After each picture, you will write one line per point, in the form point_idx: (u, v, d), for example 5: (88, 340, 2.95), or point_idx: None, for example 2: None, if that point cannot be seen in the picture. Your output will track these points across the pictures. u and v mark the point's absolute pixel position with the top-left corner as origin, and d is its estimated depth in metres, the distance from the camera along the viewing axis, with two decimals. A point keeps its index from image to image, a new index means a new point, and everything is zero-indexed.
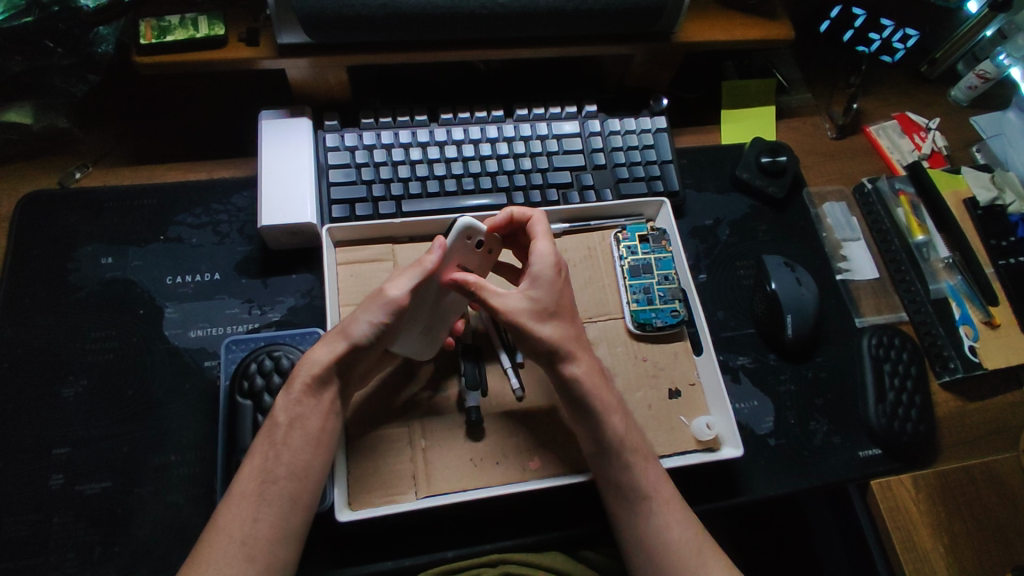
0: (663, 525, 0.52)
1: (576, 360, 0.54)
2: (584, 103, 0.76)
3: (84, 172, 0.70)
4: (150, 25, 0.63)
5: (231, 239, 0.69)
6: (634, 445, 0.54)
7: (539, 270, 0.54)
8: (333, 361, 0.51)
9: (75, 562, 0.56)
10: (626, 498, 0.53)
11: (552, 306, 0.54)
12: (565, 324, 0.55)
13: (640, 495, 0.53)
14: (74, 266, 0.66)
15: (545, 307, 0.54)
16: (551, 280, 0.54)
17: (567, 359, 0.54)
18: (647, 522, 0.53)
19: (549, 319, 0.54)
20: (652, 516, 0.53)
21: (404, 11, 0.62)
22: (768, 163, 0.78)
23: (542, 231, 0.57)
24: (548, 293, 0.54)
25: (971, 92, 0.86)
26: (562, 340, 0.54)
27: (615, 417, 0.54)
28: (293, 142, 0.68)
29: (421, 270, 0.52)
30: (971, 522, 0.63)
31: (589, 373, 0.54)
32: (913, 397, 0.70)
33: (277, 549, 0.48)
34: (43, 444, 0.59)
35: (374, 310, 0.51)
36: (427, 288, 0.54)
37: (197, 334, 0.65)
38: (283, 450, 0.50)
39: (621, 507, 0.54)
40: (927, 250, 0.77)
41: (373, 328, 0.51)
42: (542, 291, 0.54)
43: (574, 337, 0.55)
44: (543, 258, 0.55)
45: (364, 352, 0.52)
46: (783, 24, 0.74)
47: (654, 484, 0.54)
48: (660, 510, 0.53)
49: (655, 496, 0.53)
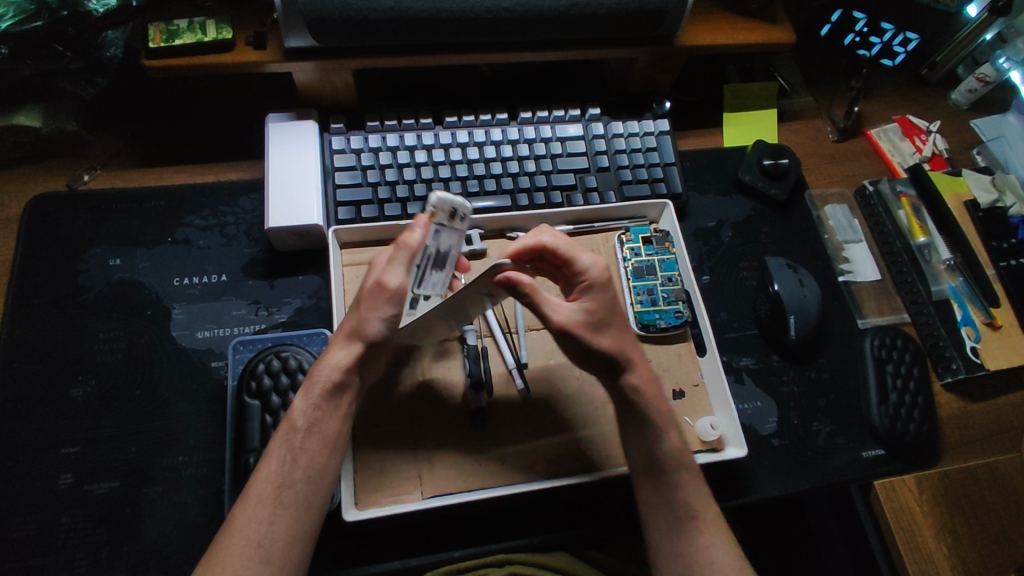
0: (700, 543, 0.53)
1: (633, 369, 0.56)
2: (586, 106, 0.77)
3: (92, 174, 0.71)
4: (159, 29, 0.63)
5: (238, 241, 0.70)
6: (687, 459, 0.56)
7: (594, 277, 0.56)
8: (353, 363, 0.52)
9: (84, 562, 0.56)
10: (672, 516, 0.54)
11: (603, 315, 0.56)
12: (620, 335, 0.57)
13: (684, 513, 0.54)
14: (82, 267, 0.67)
15: (599, 317, 0.55)
16: (604, 290, 0.56)
17: (625, 368, 0.56)
18: (689, 542, 0.53)
19: (608, 330, 0.56)
20: (697, 534, 0.53)
21: (410, 14, 0.62)
22: (770, 165, 0.78)
23: (569, 245, 0.57)
24: (600, 303, 0.56)
25: (971, 95, 0.87)
26: (620, 350, 0.56)
27: (670, 420, 0.56)
28: (299, 144, 0.68)
29: (408, 251, 0.52)
30: (974, 523, 0.64)
31: (645, 383, 0.56)
32: (916, 398, 0.71)
33: (292, 552, 0.48)
34: (52, 444, 0.60)
35: (382, 306, 0.52)
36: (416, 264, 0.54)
37: (204, 334, 0.66)
38: (301, 454, 0.50)
39: (664, 526, 0.54)
40: (928, 252, 0.77)
41: (386, 324, 0.52)
42: (598, 301, 0.56)
43: (628, 346, 0.57)
44: (594, 271, 0.56)
45: (378, 352, 0.53)
46: (786, 28, 0.75)
47: (699, 504, 0.54)
48: (707, 529, 0.54)
49: (702, 515, 0.54)
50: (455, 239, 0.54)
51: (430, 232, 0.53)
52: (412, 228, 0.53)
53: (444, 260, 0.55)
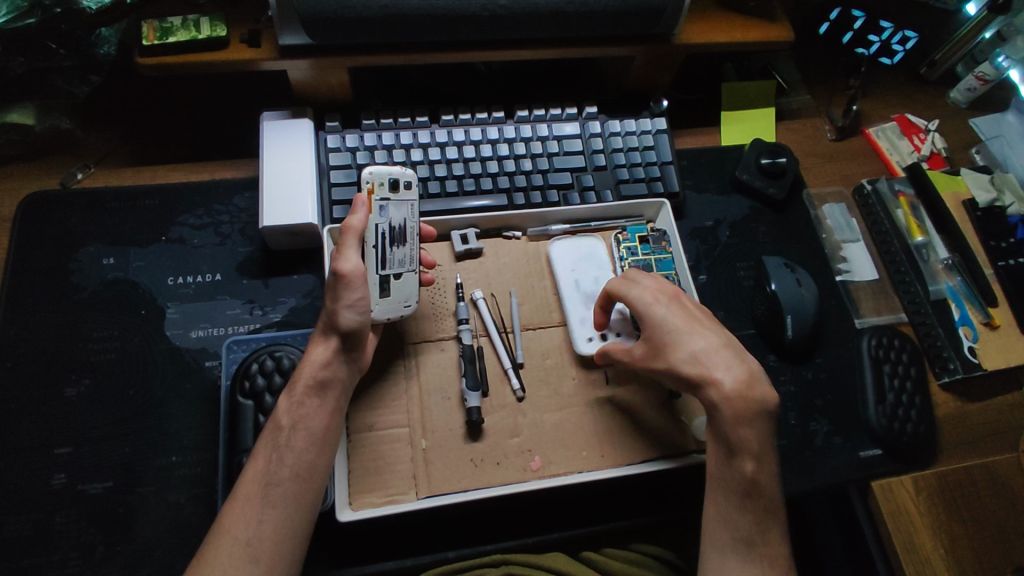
0: (750, 567, 0.52)
1: (711, 385, 0.53)
2: (583, 104, 0.76)
3: (86, 172, 0.70)
4: (152, 26, 0.63)
5: (233, 240, 0.69)
6: (755, 482, 0.53)
7: (639, 309, 0.58)
8: (333, 354, 0.54)
9: (77, 561, 0.56)
10: (729, 536, 0.52)
11: (660, 341, 0.56)
12: (694, 350, 0.55)
13: (743, 535, 0.52)
14: (76, 266, 0.66)
15: (658, 344, 0.56)
16: (654, 316, 0.57)
17: (704, 384, 0.54)
18: (741, 564, 0.52)
19: (670, 349, 0.56)
20: (743, 556, 0.52)
21: (406, 12, 0.62)
22: (768, 164, 0.78)
23: (624, 281, 0.60)
24: (656, 332, 0.57)
25: (971, 94, 0.86)
26: (692, 368, 0.54)
27: (747, 424, 0.53)
28: (293, 142, 0.68)
29: (355, 234, 0.55)
30: (971, 523, 0.63)
31: (729, 399, 0.53)
32: (913, 398, 0.70)
33: (281, 551, 0.48)
34: (45, 444, 0.59)
35: (346, 294, 0.53)
36: (369, 243, 0.57)
37: (199, 334, 0.65)
38: (287, 453, 0.51)
39: (722, 545, 0.53)
40: (926, 252, 0.77)
41: (354, 309, 0.53)
42: (652, 330, 0.57)
43: (708, 361, 0.54)
44: (640, 301, 0.58)
45: (359, 338, 0.55)
46: (784, 26, 0.74)
47: (759, 528, 0.53)
48: (755, 555, 0.52)
49: (759, 540, 0.52)
50: (405, 210, 0.59)
51: (374, 208, 0.58)
52: (353, 212, 0.55)
53: (401, 235, 0.59)
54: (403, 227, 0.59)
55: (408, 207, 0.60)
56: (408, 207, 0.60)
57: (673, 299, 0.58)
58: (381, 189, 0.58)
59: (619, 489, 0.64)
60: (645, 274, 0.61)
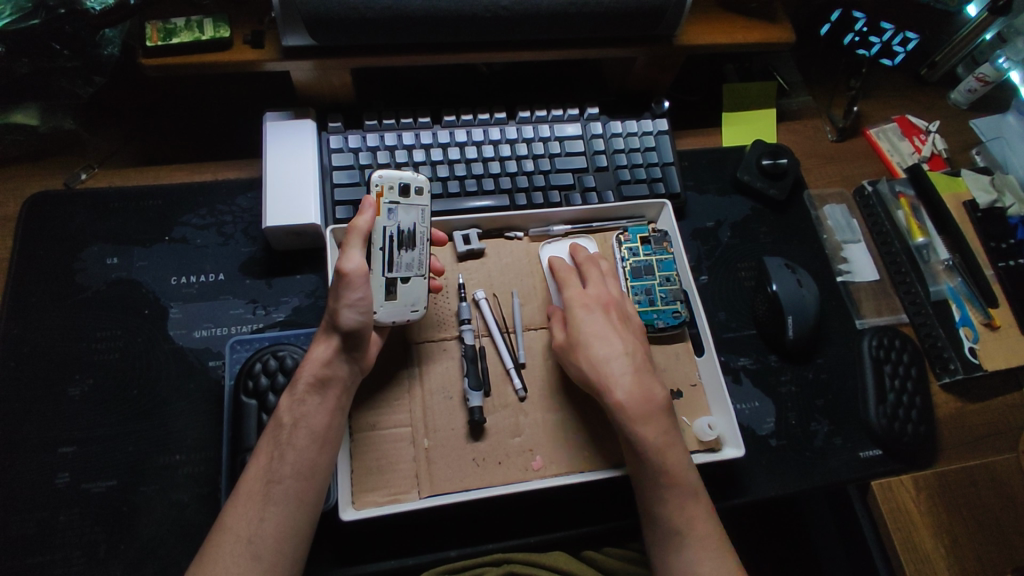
0: (691, 559, 0.52)
1: (610, 388, 0.56)
2: (585, 105, 0.77)
3: (90, 173, 0.71)
4: (156, 27, 0.63)
5: (236, 240, 0.70)
6: (674, 478, 0.54)
7: (569, 305, 0.61)
8: (333, 353, 0.54)
9: (81, 560, 0.56)
10: (659, 528, 0.54)
11: (577, 337, 0.59)
12: (604, 353, 0.58)
13: (672, 528, 0.53)
14: (80, 265, 0.67)
15: (575, 339, 0.59)
16: (576, 313, 0.60)
17: (604, 387, 0.56)
18: (677, 556, 0.53)
19: (581, 348, 0.58)
20: (681, 549, 0.53)
21: (408, 13, 0.62)
22: (768, 165, 0.78)
23: (565, 276, 0.64)
24: (576, 326, 0.60)
25: (971, 95, 0.87)
26: (597, 368, 0.57)
27: (645, 425, 0.54)
28: (296, 143, 0.68)
29: (359, 234, 0.56)
30: (971, 524, 0.64)
31: (627, 401, 0.55)
32: (913, 398, 0.71)
33: (283, 548, 0.48)
34: (49, 443, 0.60)
35: (345, 293, 0.53)
36: (376, 244, 0.58)
37: (202, 333, 0.65)
38: (288, 450, 0.51)
39: (654, 536, 0.54)
40: (927, 252, 0.77)
41: (354, 309, 0.54)
42: (572, 324, 0.60)
43: (613, 364, 0.57)
44: (572, 297, 0.61)
45: (359, 338, 0.55)
46: (785, 28, 0.75)
47: (691, 520, 0.54)
48: (692, 546, 0.53)
49: (689, 532, 0.53)
50: (414, 214, 0.60)
51: (382, 211, 0.58)
52: (360, 212, 0.57)
53: (410, 239, 0.59)
54: (412, 231, 0.59)
55: (419, 211, 0.60)
56: (418, 212, 0.60)
57: (602, 305, 0.61)
58: (391, 192, 0.59)
59: (620, 488, 0.64)
60: (595, 276, 0.64)
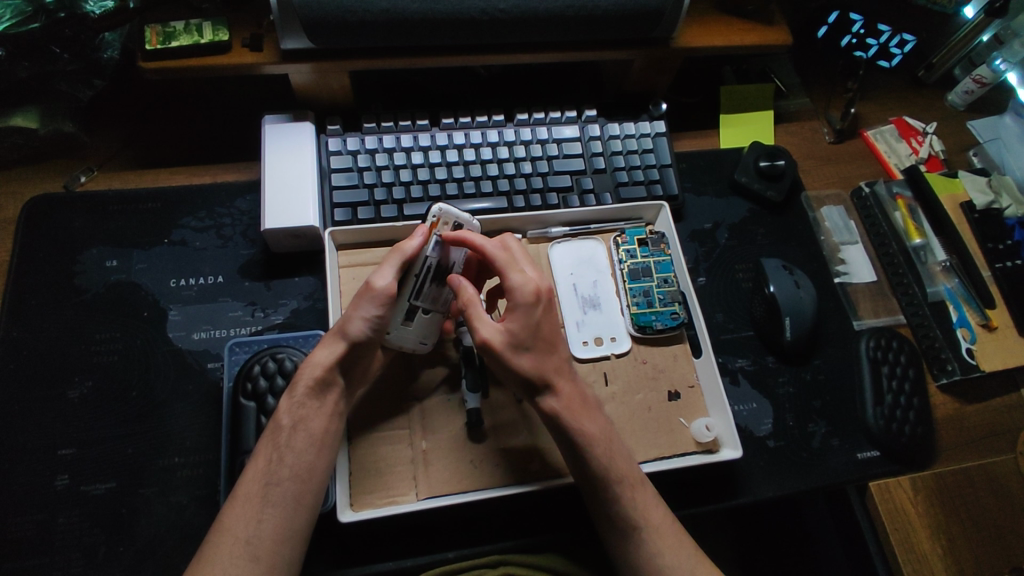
0: (651, 548, 0.52)
1: (554, 392, 0.54)
2: (582, 107, 0.77)
3: (89, 176, 0.71)
4: (155, 31, 0.64)
5: (235, 243, 0.70)
6: (620, 475, 0.53)
7: (520, 300, 0.53)
8: (336, 360, 0.53)
9: (80, 562, 0.57)
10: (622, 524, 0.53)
11: (527, 338, 0.53)
12: (543, 355, 0.54)
13: (630, 523, 0.53)
14: (79, 268, 0.67)
15: (523, 340, 0.53)
16: (529, 311, 0.53)
17: (545, 391, 0.54)
18: (636, 546, 0.53)
19: (528, 349, 0.53)
20: (641, 543, 0.53)
21: (406, 16, 0.62)
22: (766, 167, 0.78)
23: (506, 261, 0.55)
24: (525, 327, 0.53)
25: (969, 96, 0.87)
26: (540, 372, 0.54)
27: (588, 422, 0.54)
28: (295, 146, 0.68)
29: (402, 256, 0.55)
30: (968, 524, 0.64)
31: (567, 406, 0.54)
32: (911, 399, 0.71)
33: (281, 550, 0.48)
34: (49, 445, 0.60)
35: (368, 306, 0.53)
36: (415, 273, 0.56)
37: (201, 335, 0.66)
38: (287, 453, 0.51)
39: (611, 533, 0.54)
40: (923, 253, 0.77)
41: (368, 323, 0.53)
42: (519, 323, 0.53)
43: (553, 367, 0.54)
44: (522, 290, 0.53)
45: (365, 349, 0.55)
46: (781, 30, 0.75)
47: (644, 510, 0.54)
48: (653, 537, 0.53)
49: (643, 523, 0.53)
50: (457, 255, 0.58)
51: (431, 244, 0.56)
52: (410, 236, 0.56)
53: (446, 275, 0.58)
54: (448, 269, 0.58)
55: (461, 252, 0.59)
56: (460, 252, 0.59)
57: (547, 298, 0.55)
58: (444, 227, 0.57)
59: None
60: (533, 263, 0.57)
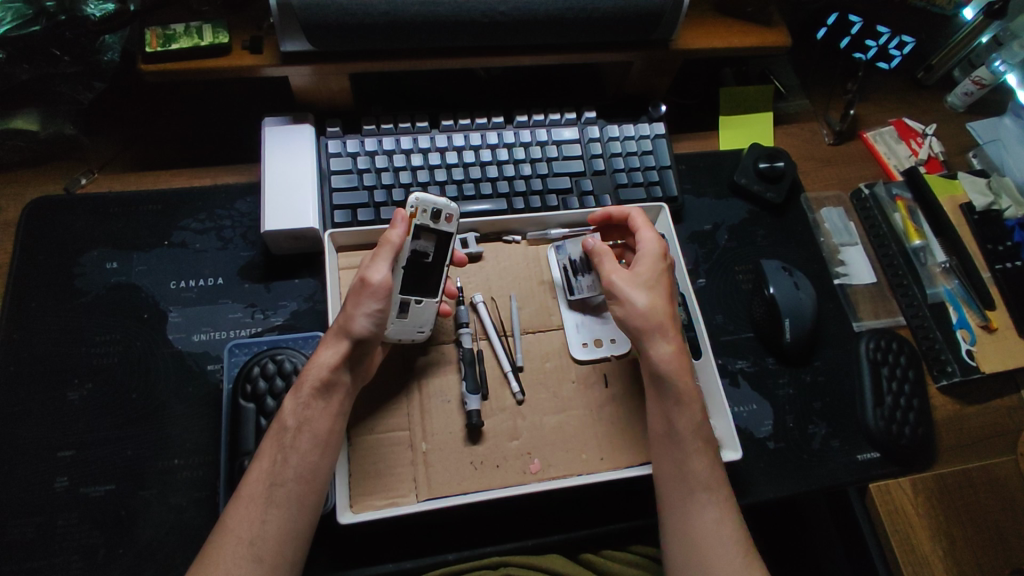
0: (718, 517, 0.53)
1: (666, 337, 0.56)
2: (582, 109, 0.77)
3: (89, 178, 0.71)
4: (156, 34, 0.64)
5: (235, 245, 0.70)
6: (703, 434, 0.55)
7: (648, 249, 0.61)
8: (342, 360, 0.54)
9: (79, 564, 0.57)
10: (687, 485, 0.53)
11: (651, 281, 0.59)
12: (665, 302, 0.59)
13: (701, 484, 0.53)
14: (79, 270, 0.67)
15: (649, 281, 0.59)
16: (655, 260, 0.61)
17: (659, 334, 0.57)
18: (701, 513, 0.53)
19: (646, 288, 0.59)
20: (706, 506, 0.53)
21: (407, 19, 0.63)
22: (766, 169, 0.78)
23: (643, 222, 0.64)
24: (651, 271, 0.60)
25: (967, 98, 0.87)
26: (658, 314, 0.58)
27: (687, 378, 0.56)
28: (294, 148, 0.68)
29: (391, 248, 0.56)
30: (969, 525, 0.64)
31: (676, 355, 0.56)
32: (911, 401, 0.71)
33: (284, 549, 0.49)
34: (49, 447, 0.60)
35: (366, 302, 0.54)
36: (399, 263, 0.57)
37: (200, 337, 0.66)
38: (291, 454, 0.51)
39: (681, 493, 0.53)
40: (923, 255, 0.78)
41: (371, 319, 0.54)
42: (646, 266, 0.60)
43: (670, 315, 0.58)
44: (649, 242, 0.62)
45: (367, 346, 0.55)
46: (781, 32, 0.75)
47: (715, 478, 0.54)
48: (715, 504, 0.53)
49: (713, 487, 0.54)
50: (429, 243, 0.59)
51: (411, 232, 0.58)
52: (392, 225, 0.57)
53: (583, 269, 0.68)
54: (436, 262, 0.59)
55: (444, 238, 0.59)
56: (438, 239, 0.59)
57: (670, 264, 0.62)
58: (423, 215, 0.58)
59: (621, 490, 0.64)
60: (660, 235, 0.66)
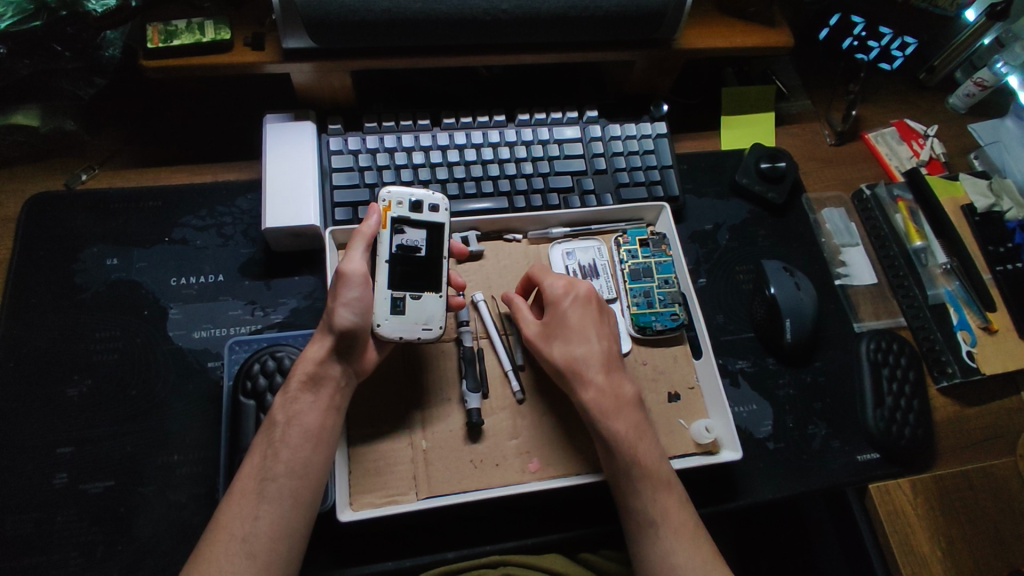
0: (668, 548, 0.52)
1: (585, 384, 0.57)
2: (584, 108, 0.77)
3: (90, 174, 0.71)
4: (157, 30, 0.64)
5: (235, 242, 0.70)
6: (645, 471, 0.55)
7: (551, 294, 0.61)
8: (329, 353, 0.54)
9: (78, 560, 0.56)
10: (632, 520, 0.54)
11: (558, 329, 0.60)
12: (579, 348, 0.59)
13: (648, 519, 0.54)
14: (79, 266, 0.67)
15: (554, 331, 0.60)
16: (558, 306, 0.60)
17: (577, 383, 0.57)
18: (652, 545, 0.53)
19: (560, 340, 0.59)
20: (658, 539, 0.53)
21: (410, 15, 0.62)
22: (767, 169, 0.78)
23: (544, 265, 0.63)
24: (556, 320, 0.60)
25: (969, 99, 0.87)
26: (571, 363, 0.58)
27: (616, 421, 0.56)
28: (295, 145, 0.68)
29: (364, 240, 0.57)
30: (968, 527, 0.64)
31: (598, 399, 0.57)
32: (911, 402, 0.71)
33: (280, 547, 0.48)
34: (48, 443, 0.60)
35: (339, 294, 0.54)
36: (382, 256, 0.58)
37: (201, 334, 0.66)
38: (281, 448, 0.51)
39: (631, 527, 0.54)
40: (925, 256, 0.78)
41: (349, 309, 0.54)
42: (554, 316, 0.60)
43: (586, 359, 0.58)
44: (551, 289, 0.61)
45: (354, 339, 0.55)
46: (782, 32, 0.75)
47: (665, 509, 0.54)
48: (666, 536, 0.53)
49: (662, 521, 0.53)
50: (417, 234, 0.59)
51: (388, 225, 0.58)
52: (366, 219, 0.58)
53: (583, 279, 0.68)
54: (435, 260, 0.59)
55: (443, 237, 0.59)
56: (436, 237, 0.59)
57: (584, 295, 0.61)
58: (401, 207, 0.59)
59: None
60: None
